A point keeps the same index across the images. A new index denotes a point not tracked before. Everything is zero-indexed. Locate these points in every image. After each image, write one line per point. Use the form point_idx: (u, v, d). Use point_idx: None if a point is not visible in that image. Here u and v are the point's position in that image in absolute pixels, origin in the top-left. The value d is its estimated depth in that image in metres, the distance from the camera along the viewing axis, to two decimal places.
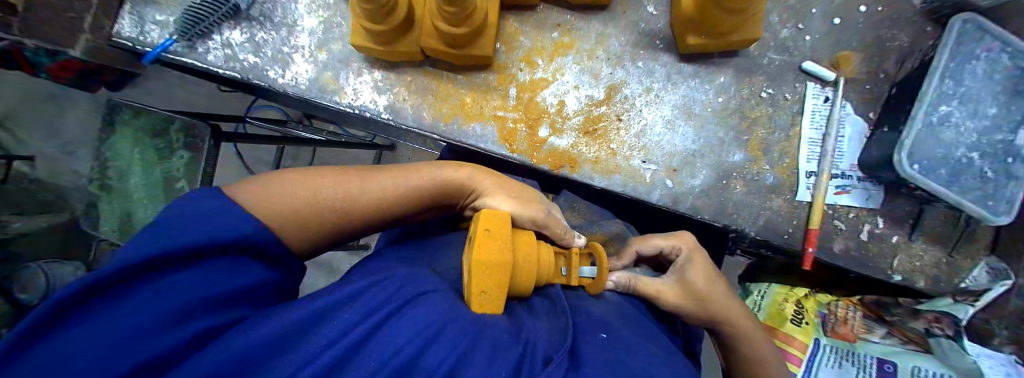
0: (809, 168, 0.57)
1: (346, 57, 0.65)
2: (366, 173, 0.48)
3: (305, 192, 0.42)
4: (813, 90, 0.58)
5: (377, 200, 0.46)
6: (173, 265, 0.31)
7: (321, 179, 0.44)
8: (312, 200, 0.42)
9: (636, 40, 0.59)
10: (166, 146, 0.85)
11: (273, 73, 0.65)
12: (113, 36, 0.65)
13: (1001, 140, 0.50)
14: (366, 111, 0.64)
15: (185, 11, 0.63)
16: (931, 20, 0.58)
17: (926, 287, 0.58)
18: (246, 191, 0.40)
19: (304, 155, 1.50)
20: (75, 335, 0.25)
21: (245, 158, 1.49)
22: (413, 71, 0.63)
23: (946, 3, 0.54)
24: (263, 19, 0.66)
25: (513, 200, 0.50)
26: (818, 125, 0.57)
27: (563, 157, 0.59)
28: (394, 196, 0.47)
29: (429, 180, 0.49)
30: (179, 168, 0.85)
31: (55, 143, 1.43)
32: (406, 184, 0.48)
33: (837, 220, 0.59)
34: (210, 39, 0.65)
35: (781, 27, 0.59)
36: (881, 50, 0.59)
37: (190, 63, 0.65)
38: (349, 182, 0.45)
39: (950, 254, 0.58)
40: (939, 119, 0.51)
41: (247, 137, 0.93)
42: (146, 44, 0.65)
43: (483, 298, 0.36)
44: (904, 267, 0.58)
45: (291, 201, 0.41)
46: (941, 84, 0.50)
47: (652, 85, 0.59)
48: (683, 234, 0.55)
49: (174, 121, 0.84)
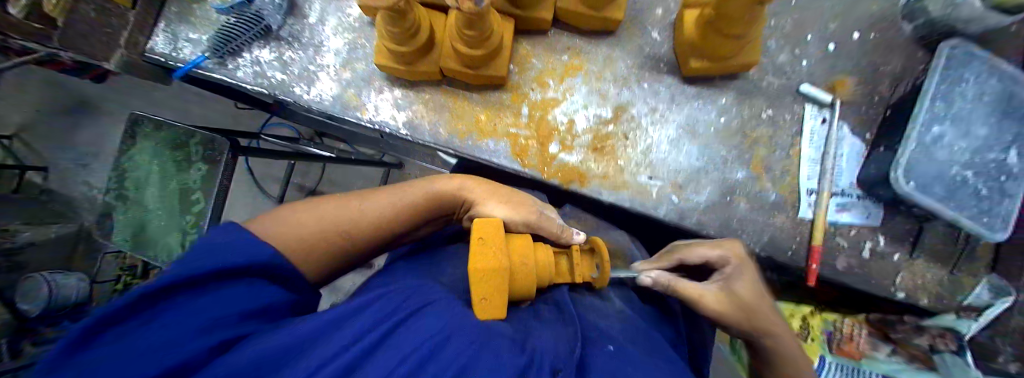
0: (809, 187, 0.59)
1: (368, 76, 0.70)
2: (365, 196, 0.51)
3: (311, 221, 0.45)
4: (811, 111, 0.61)
5: (376, 219, 0.49)
6: (191, 291, 0.33)
7: (322, 207, 0.47)
8: (317, 228, 0.45)
9: (641, 63, 0.63)
10: (185, 158, 0.90)
11: (298, 90, 0.70)
12: (147, 49, 0.72)
13: (994, 158, 0.53)
14: (385, 127, 0.67)
15: (218, 30, 0.67)
16: (913, 51, 0.63)
17: (928, 305, 0.59)
18: (261, 222, 0.43)
19: (314, 172, 1.56)
20: (101, 356, 0.27)
21: (256, 173, 1.55)
22: (432, 89, 0.68)
23: (937, 29, 0.60)
24: (292, 40, 0.72)
25: (508, 205, 0.52)
26: (817, 145, 0.60)
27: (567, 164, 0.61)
28: (392, 214, 0.50)
29: (423, 195, 0.52)
30: (196, 180, 0.89)
31: (73, 155, 1.51)
32: (399, 199, 0.51)
33: (838, 237, 0.60)
34: (240, 57, 0.70)
35: (779, 53, 0.63)
36: (874, 77, 0.63)
37: (219, 78, 0.70)
38: (347, 206, 0.48)
39: (952, 271, 0.59)
40: (933, 138, 0.53)
41: (260, 151, 0.96)
42: (177, 59, 0.72)
43: (487, 304, 0.39)
44: (906, 283, 0.59)
45: (298, 229, 0.44)
46: (933, 106, 0.53)
47: (657, 106, 0.62)
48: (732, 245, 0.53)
49: (195, 135, 0.89)
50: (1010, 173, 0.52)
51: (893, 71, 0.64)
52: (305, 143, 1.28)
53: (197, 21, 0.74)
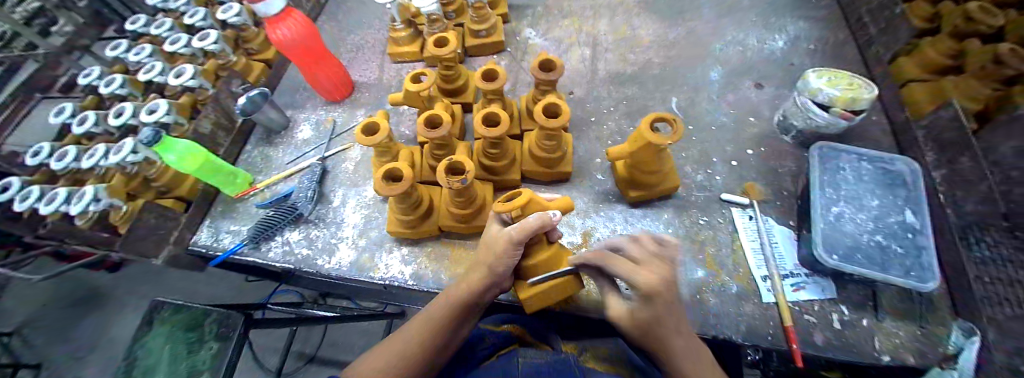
0: (762, 273, 0.68)
1: (381, 240, 0.85)
2: (425, 312, 0.61)
3: (401, 348, 0.57)
4: (738, 212, 0.77)
5: (445, 315, 0.59)
6: None
7: (403, 335, 0.59)
8: (395, 360, 0.56)
9: (596, 198, 0.82)
10: (196, 337, 0.83)
11: (320, 261, 0.83)
12: (189, 244, 0.94)
13: (894, 220, 0.65)
14: (395, 281, 0.78)
15: (256, 220, 0.92)
16: (794, 158, 0.84)
17: (917, 362, 0.58)
18: (366, 365, 0.57)
19: (315, 335, 1.67)
20: None
21: (256, 347, 1.65)
22: (433, 243, 0.82)
23: (807, 137, 0.83)
24: (318, 221, 0.90)
25: (514, 230, 0.55)
26: (754, 237, 0.73)
27: (517, 201, 0.57)
28: (448, 311, 0.60)
29: (444, 308, 0.60)
30: (204, 362, 0.80)
31: (102, 353, 1.72)
32: (430, 319, 0.59)
33: (807, 314, 0.64)
34: (272, 240, 0.88)
35: (696, 174, 0.84)
36: (777, 176, 0.82)
37: (252, 259, 0.86)
38: (416, 324, 0.60)
39: (922, 324, 0.61)
40: (835, 216, 0.66)
41: (269, 321, 1.05)
42: (215, 247, 0.93)
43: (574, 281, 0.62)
44: (886, 346, 0.60)
45: (399, 358, 0.56)
46: (823, 192, 0.69)
47: (616, 228, 0.77)
48: (646, 271, 0.48)
49: (212, 312, 0.86)
50: (912, 229, 0.62)
51: (789, 170, 0.82)
52: (308, 305, 1.40)
53: (235, 218, 0.97)
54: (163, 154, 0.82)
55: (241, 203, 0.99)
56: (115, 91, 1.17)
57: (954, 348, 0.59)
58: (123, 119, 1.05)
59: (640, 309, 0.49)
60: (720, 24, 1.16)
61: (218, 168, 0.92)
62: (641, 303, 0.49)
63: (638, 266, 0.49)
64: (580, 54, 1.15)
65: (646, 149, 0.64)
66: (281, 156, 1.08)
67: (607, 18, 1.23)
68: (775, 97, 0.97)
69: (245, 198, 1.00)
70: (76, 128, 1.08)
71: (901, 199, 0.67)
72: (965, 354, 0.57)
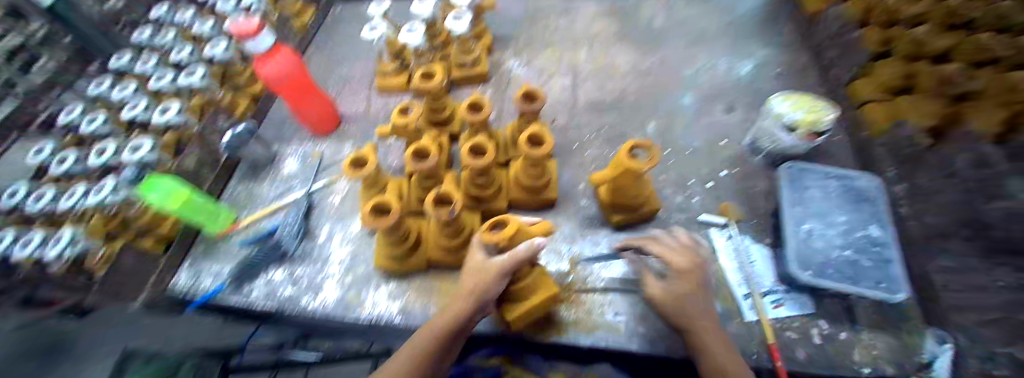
0: (743, 292, 0.70)
1: (368, 276, 0.84)
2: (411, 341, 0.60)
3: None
4: (717, 232, 0.80)
5: (429, 341, 0.58)
6: None
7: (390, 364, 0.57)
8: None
9: (582, 223, 0.84)
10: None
11: (305, 300, 0.82)
12: (168, 286, 0.91)
13: (862, 235, 0.68)
14: (382, 317, 0.77)
15: (239, 260, 0.90)
16: (766, 178, 0.89)
17: (896, 373, 0.60)
18: None
19: None
20: None
21: None
22: (421, 276, 0.82)
23: (776, 158, 0.89)
24: (302, 259, 0.89)
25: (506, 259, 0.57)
26: (733, 256, 0.76)
27: (509, 229, 0.59)
28: (434, 337, 0.58)
29: (430, 335, 0.58)
30: None
31: None
32: (417, 347, 0.57)
33: (787, 330, 0.66)
34: (255, 281, 0.86)
35: (675, 197, 0.87)
36: (751, 196, 0.86)
37: (233, 301, 0.84)
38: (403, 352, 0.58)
39: (899, 335, 0.64)
40: (806, 233, 0.70)
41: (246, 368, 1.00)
42: (195, 289, 0.90)
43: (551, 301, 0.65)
44: (866, 358, 0.62)
45: None
46: (794, 211, 0.73)
47: (602, 253, 0.79)
48: (681, 257, 0.63)
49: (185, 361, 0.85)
50: (879, 243, 0.66)
51: (762, 189, 0.87)
52: None
53: (217, 257, 0.95)
54: (148, 193, 0.82)
55: (224, 242, 0.97)
56: (98, 129, 1.16)
57: (929, 356, 0.61)
58: (106, 158, 1.04)
59: (677, 280, 0.60)
60: (690, 53, 1.25)
61: (203, 206, 0.92)
62: (677, 276, 0.60)
63: (672, 252, 0.64)
64: (561, 83, 1.21)
65: (627, 174, 0.67)
66: (267, 192, 1.07)
67: (586, 49, 1.31)
68: (743, 120, 1.04)
69: (229, 235, 0.98)
70: (55, 169, 1.06)
71: (866, 215, 0.71)
72: (938, 363, 0.60)
